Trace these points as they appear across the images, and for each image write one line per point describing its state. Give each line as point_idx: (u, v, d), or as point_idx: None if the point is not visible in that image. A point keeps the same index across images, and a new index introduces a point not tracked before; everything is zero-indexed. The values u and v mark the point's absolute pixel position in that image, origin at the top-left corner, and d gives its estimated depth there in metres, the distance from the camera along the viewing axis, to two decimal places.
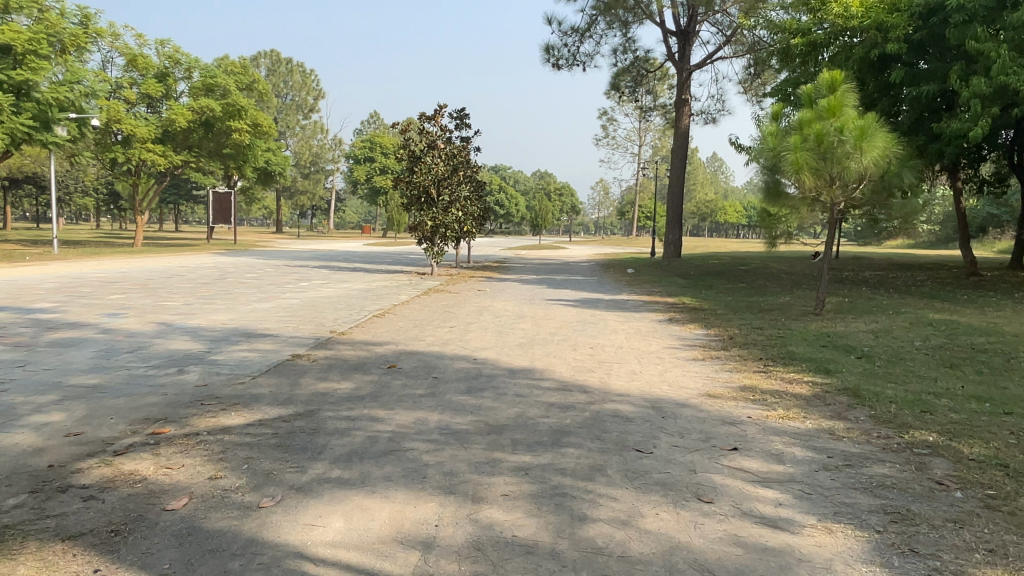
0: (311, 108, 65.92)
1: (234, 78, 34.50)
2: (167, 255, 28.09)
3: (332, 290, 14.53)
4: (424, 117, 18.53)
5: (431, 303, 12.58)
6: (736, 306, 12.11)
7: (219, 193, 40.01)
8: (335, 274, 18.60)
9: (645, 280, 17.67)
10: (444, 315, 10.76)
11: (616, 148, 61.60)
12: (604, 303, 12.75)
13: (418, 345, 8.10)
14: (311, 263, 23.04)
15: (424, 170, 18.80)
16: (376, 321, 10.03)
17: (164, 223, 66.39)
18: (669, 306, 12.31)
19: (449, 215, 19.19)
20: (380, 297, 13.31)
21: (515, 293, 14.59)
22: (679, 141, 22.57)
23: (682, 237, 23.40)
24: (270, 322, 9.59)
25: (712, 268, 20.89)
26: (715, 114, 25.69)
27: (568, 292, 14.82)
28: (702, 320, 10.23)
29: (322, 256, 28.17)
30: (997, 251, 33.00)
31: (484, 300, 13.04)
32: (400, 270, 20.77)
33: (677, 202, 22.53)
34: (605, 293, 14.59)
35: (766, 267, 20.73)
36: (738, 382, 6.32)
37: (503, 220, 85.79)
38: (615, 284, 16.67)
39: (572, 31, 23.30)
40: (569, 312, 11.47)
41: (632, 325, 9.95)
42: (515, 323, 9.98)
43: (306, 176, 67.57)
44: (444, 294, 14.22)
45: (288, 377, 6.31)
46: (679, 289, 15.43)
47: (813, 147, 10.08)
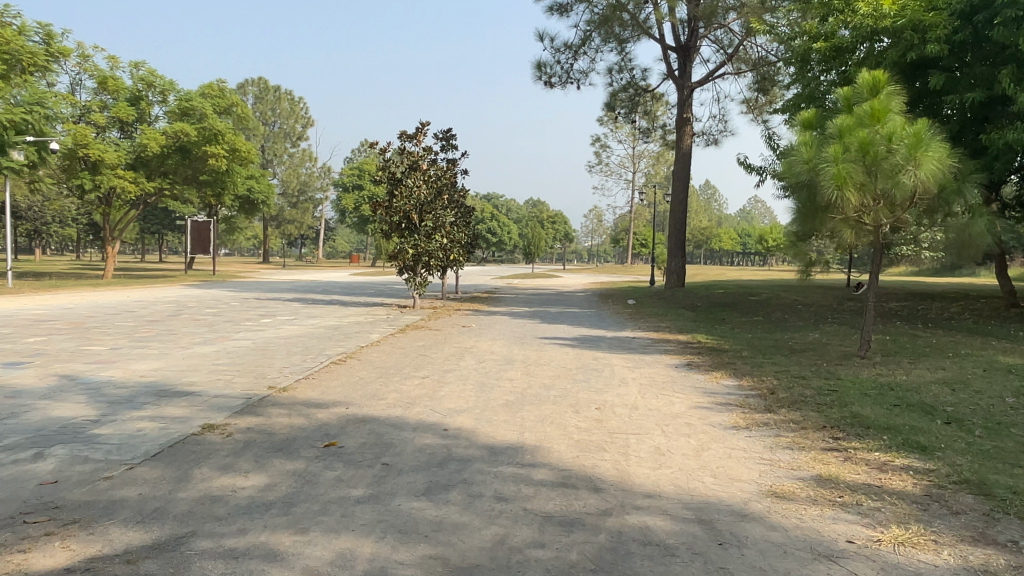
0: (299, 136, 64.63)
1: (211, 100, 33.02)
2: (134, 288, 26.19)
3: (295, 329, 12.70)
4: (404, 136, 16.87)
5: (405, 343, 10.77)
6: (762, 346, 10.37)
7: (197, 222, 38.27)
8: (306, 308, 16.78)
9: (649, 313, 15.93)
10: (417, 362, 8.95)
11: (610, 175, 60.47)
12: (606, 342, 10.96)
13: (375, 408, 6.29)
14: (285, 296, 21.21)
15: (405, 193, 17.07)
16: (332, 371, 8.21)
17: (147, 254, 64.51)
18: (683, 345, 10.55)
19: (433, 243, 17.43)
20: (346, 337, 11.51)
21: (504, 329, 12.81)
22: (680, 163, 21.03)
23: (685, 265, 21.69)
24: (199, 375, 7.77)
25: (721, 298, 19.18)
26: (718, 135, 24.17)
27: (564, 328, 13.04)
28: (729, 366, 8.46)
29: (300, 287, 26.31)
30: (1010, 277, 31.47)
31: (468, 339, 11.24)
32: (380, 303, 18.94)
33: (678, 227, 20.89)
34: (606, 329, 12.81)
35: (779, 298, 19.01)
36: (808, 468, 4.53)
37: (496, 249, 84.30)
38: (616, 318, 14.91)
39: (565, 48, 21.86)
40: (567, 354, 9.66)
41: (646, 372, 8.16)
42: (502, 372, 8.17)
43: (294, 206, 65.96)
44: (422, 332, 12.42)
45: (179, 468, 4.48)
46: (690, 324, 13.69)
47: (857, 159, 8.45)
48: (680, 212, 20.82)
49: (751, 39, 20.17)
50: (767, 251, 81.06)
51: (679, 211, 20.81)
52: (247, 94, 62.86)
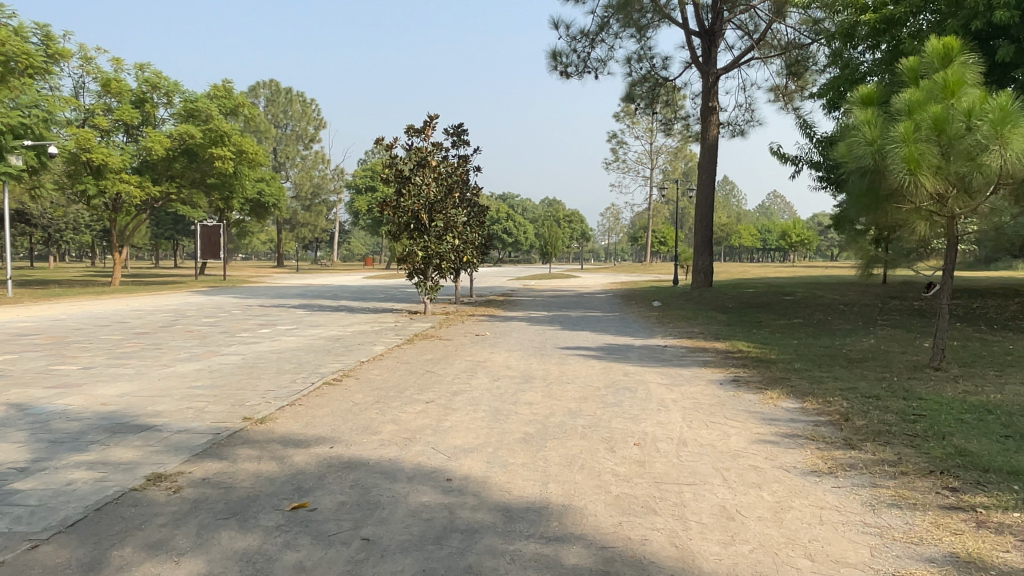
0: (312, 138, 63.95)
1: (217, 101, 32.18)
2: (139, 295, 25.34)
3: (294, 340, 11.64)
4: (411, 131, 15.78)
5: (410, 356, 9.65)
6: (813, 355, 9.14)
7: (207, 226, 37.51)
8: (309, 316, 15.74)
9: (678, 316, 14.72)
10: (422, 380, 7.83)
11: (627, 171, 59.25)
12: (636, 353, 9.77)
13: (366, 446, 5.17)
14: (291, 302, 20.20)
15: (414, 192, 15.95)
16: (323, 395, 7.09)
17: (162, 259, 64.08)
18: (723, 356, 9.33)
19: (444, 244, 16.31)
20: (347, 348, 10.41)
21: (521, 338, 11.65)
22: (706, 155, 19.81)
23: (713, 262, 20.43)
24: (167, 403, 6.70)
25: (753, 299, 17.91)
26: (744, 125, 22.87)
27: (587, 336, 11.86)
28: (784, 383, 7.26)
29: (309, 292, 25.32)
30: None
31: (480, 351, 10.10)
32: (389, 308, 17.86)
33: (705, 222, 19.67)
34: (634, 336, 11.60)
35: (817, 296, 17.73)
36: (934, 543, 3.36)
37: (511, 249, 83.18)
38: (644, 323, 13.72)
39: (581, 35, 20.69)
40: (593, 368, 8.49)
41: (687, 391, 6.99)
42: (519, 392, 7.02)
43: (307, 209, 65.16)
44: (431, 342, 11.30)
45: (92, 550, 3.37)
46: (724, 328, 12.47)
47: (930, 138, 7.20)
48: (706, 207, 19.59)
49: (780, 20, 18.86)
50: (788, 247, 79.38)
51: (706, 205, 19.59)
52: (259, 97, 62.38)
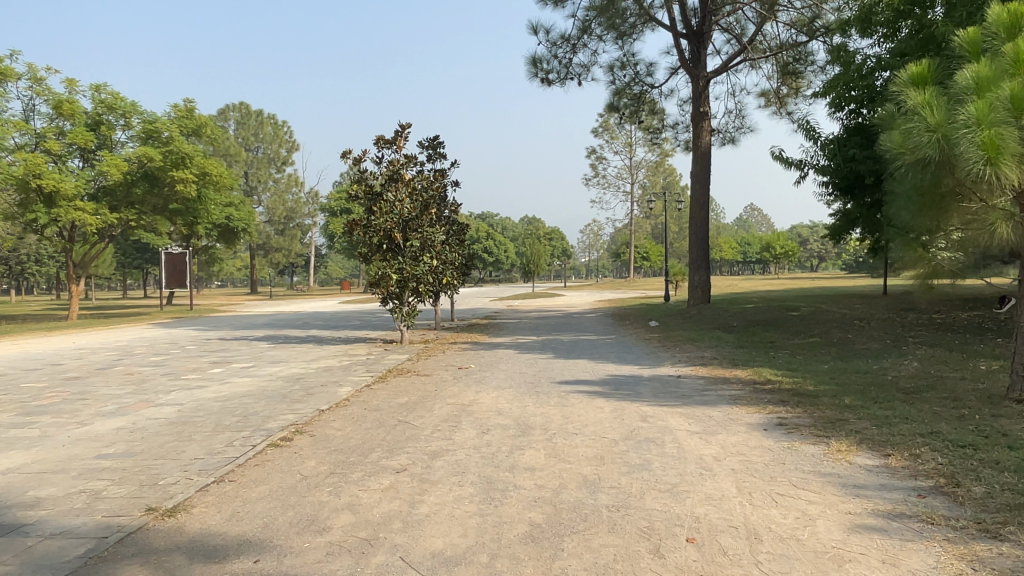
0: (284, 161, 62.31)
1: (178, 122, 30.36)
2: (92, 330, 23.39)
3: (248, 382, 10.00)
4: (381, 142, 14.29)
5: (381, 400, 8.10)
6: (859, 386, 7.74)
7: (172, 253, 35.58)
8: (272, 350, 14.06)
9: (682, 338, 13.29)
10: (393, 436, 6.26)
11: (607, 187, 58.35)
12: (648, 387, 8.30)
13: (308, 556, 3.64)
14: (256, 333, 18.48)
15: (386, 209, 14.41)
16: (264, 465, 5.52)
17: (129, 289, 61.60)
18: (753, 389, 7.88)
19: (421, 266, 14.78)
20: (307, 391, 8.81)
21: (510, 371, 10.10)
22: (699, 164, 18.59)
23: (710, 278, 19.11)
24: (55, 485, 5.07)
25: (757, 315, 16.56)
26: (734, 132, 21.68)
27: (586, 365, 10.35)
28: (844, 428, 5.83)
29: (278, 321, 23.58)
30: None
31: (465, 391, 8.56)
32: (363, 338, 16.24)
33: (700, 236, 18.46)
34: (640, 365, 10.10)
35: (826, 312, 16.37)
36: None
37: (492, 269, 81.70)
38: (646, 347, 12.26)
39: (562, 40, 19.44)
40: (602, 411, 6.99)
41: (728, 444, 5.52)
42: (515, 452, 5.50)
43: (281, 233, 63.20)
44: (408, 379, 9.74)
45: None
46: (739, 353, 11.03)
47: (1009, 118, 5.84)
48: (699, 220, 18.46)
49: (773, 18, 17.79)
50: (770, 259, 78.89)
51: (699, 219, 18.48)
52: (229, 120, 60.70)
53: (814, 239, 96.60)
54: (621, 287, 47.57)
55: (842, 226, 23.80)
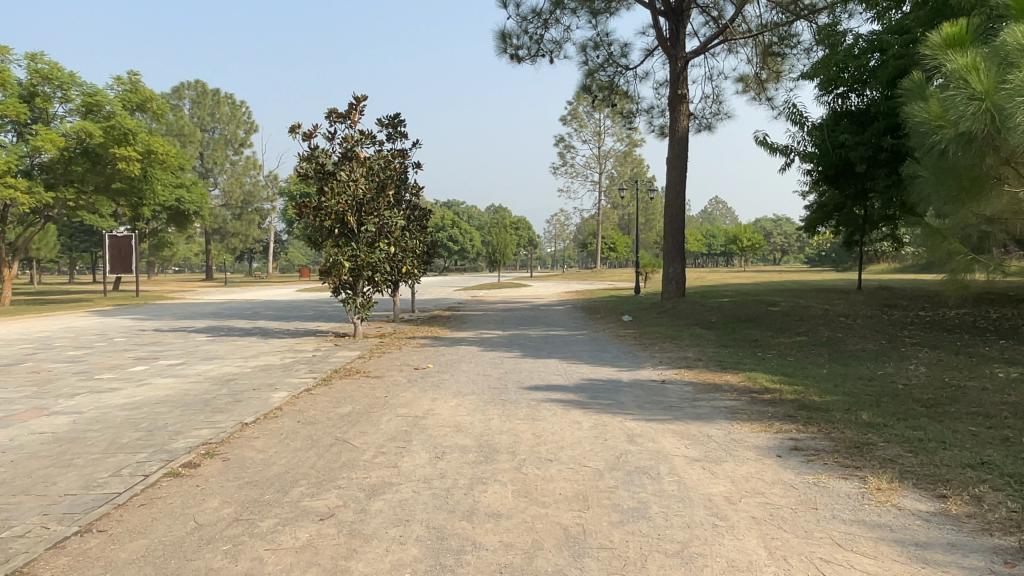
0: (242, 142, 59.93)
1: (121, 96, 28.07)
2: (20, 318, 21.54)
3: (170, 384, 8.66)
4: (333, 116, 12.91)
5: (320, 411, 6.88)
6: (873, 397, 6.78)
7: (116, 236, 33.43)
8: (209, 344, 12.67)
9: (659, 335, 12.29)
10: (326, 462, 5.08)
11: (575, 176, 57.51)
12: (630, 395, 7.23)
13: None
14: (197, 324, 16.98)
15: (339, 190, 13.03)
16: (151, 506, 4.28)
17: (76, 274, 58.69)
18: (751, 399, 6.86)
19: (376, 253, 13.47)
20: (235, 397, 7.54)
21: (473, 372, 8.94)
22: (675, 150, 17.59)
23: (684, 271, 18.19)
24: None
25: (736, 309, 15.70)
26: (711, 118, 20.70)
27: (557, 367, 9.23)
28: (875, 456, 4.82)
29: (226, 311, 22.02)
30: None
31: (420, 398, 7.38)
32: (313, 331, 14.90)
33: (675, 226, 17.52)
34: (618, 368, 9.03)
35: (807, 307, 15.56)
36: None
37: (457, 257, 80.24)
38: (622, 345, 11.23)
39: (533, 14, 18.24)
40: (580, 428, 5.88)
41: (739, 477, 4.47)
42: (475, 488, 4.36)
43: (238, 217, 60.81)
44: (356, 382, 8.51)
45: None
46: (725, 353, 10.05)
47: None
48: (675, 210, 17.56)
49: None
50: (736, 251, 79.18)
51: (675, 209, 17.57)
52: (184, 99, 58.09)
53: (777, 233, 97.56)
54: (587, 278, 46.76)
55: (816, 219, 23.10)
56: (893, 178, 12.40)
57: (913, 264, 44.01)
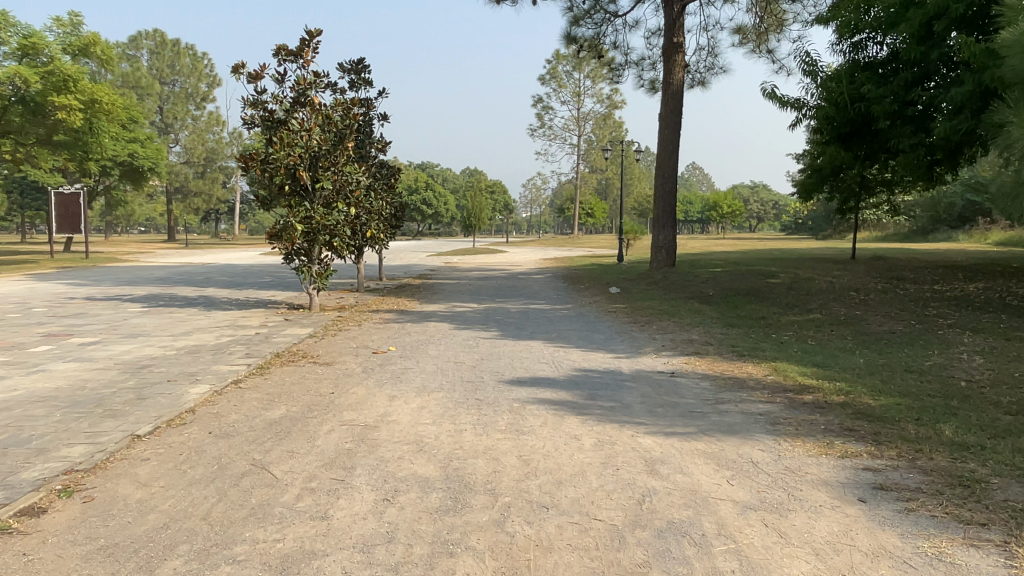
0: (204, 97, 56.79)
1: (59, 38, 24.89)
2: None
3: (67, 372, 7.03)
4: (282, 54, 11.05)
5: (244, 415, 5.35)
6: (940, 401, 5.45)
7: (63, 193, 30.90)
8: (139, 318, 10.97)
9: (653, 311, 10.90)
10: (226, 508, 3.58)
11: (553, 139, 55.63)
12: (636, 394, 5.80)
13: None
14: (137, 292, 15.19)
15: (290, 139, 11.23)
16: None
17: (27, 233, 55.58)
18: (789, 403, 5.48)
19: (334, 214, 11.76)
20: (139, 393, 5.97)
21: (442, 358, 7.44)
22: (670, 106, 15.97)
23: (676, 238, 16.76)
24: None
25: (732, 281, 14.38)
26: (705, 73, 19.08)
27: (542, 353, 7.76)
28: (998, 502, 3.47)
29: (176, 276, 20.13)
30: (1000, 246, 28.45)
31: (374, 397, 5.88)
32: (265, 301, 13.28)
33: (667, 188, 16.04)
34: (616, 354, 7.59)
35: (809, 279, 14.32)
36: None
37: (432, 221, 78.18)
38: (613, 323, 9.82)
39: None
40: (581, 448, 4.43)
41: (823, 546, 3.06)
42: (436, 567, 2.89)
43: (201, 176, 57.91)
44: (299, 371, 6.97)
45: None
46: (735, 335, 8.66)
47: None
48: (668, 171, 16.06)
49: None
50: (715, 218, 78.27)
51: (667, 170, 16.07)
52: (142, 49, 54.75)
53: (753, 200, 96.96)
54: (565, 245, 45.19)
55: (812, 185, 21.81)
56: (920, 135, 11.00)
57: (894, 233, 43.32)
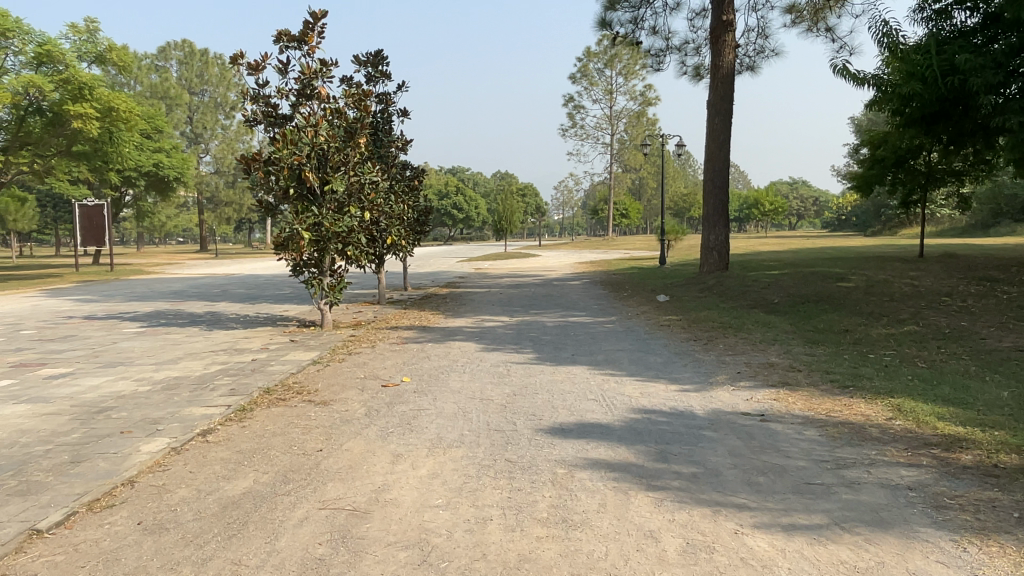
0: (234, 105, 56.05)
1: (74, 45, 24.14)
2: None
3: (10, 417, 5.74)
4: (285, 39, 9.75)
5: (197, 491, 3.99)
6: None
7: (86, 205, 30.29)
8: (130, 341, 9.75)
9: (714, 324, 9.36)
10: None
11: (585, 138, 53.98)
12: (724, 452, 4.29)
13: None
14: (143, 308, 14.08)
15: (295, 137, 9.91)
16: None
17: (61, 247, 55.77)
18: (944, 471, 3.92)
19: (347, 219, 10.40)
20: (74, 454, 4.66)
21: (467, 393, 6.02)
22: (721, 90, 14.35)
23: (728, 237, 15.11)
24: None
25: (797, 285, 12.73)
26: (755, 56, 17.41)
27: (589, 385, 6.27)
28: None
29: (193, 289, 19.04)
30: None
31: (373, 457, 4.47)
32: (275, 317, 12.03)
33: (718, 183, 14.47)
34: (680, 386, 6.08)
35: (886, 282, 12.60)
36: None
37: (463, 226, 77.05)
38: (669, 341, 8.30)
39: None
40: (665, 558, 2.95)
41: None
42: None
43: (231, 185, 57.46)
44: (288, 416, 5.60)
45: None
46: (824, 356, 7.08)
47: None
48: (719, 164, 14.46)
49: None
50: (755, 215, 75.67)
51: (717, 164, 14.49)
52: (170, 60, 54.70)
53: (793, 197, 93.89)
54: (600, 248, 43.24)
55: (872, 176, 19.95)
56: None
57: (951, 228, 40.74)
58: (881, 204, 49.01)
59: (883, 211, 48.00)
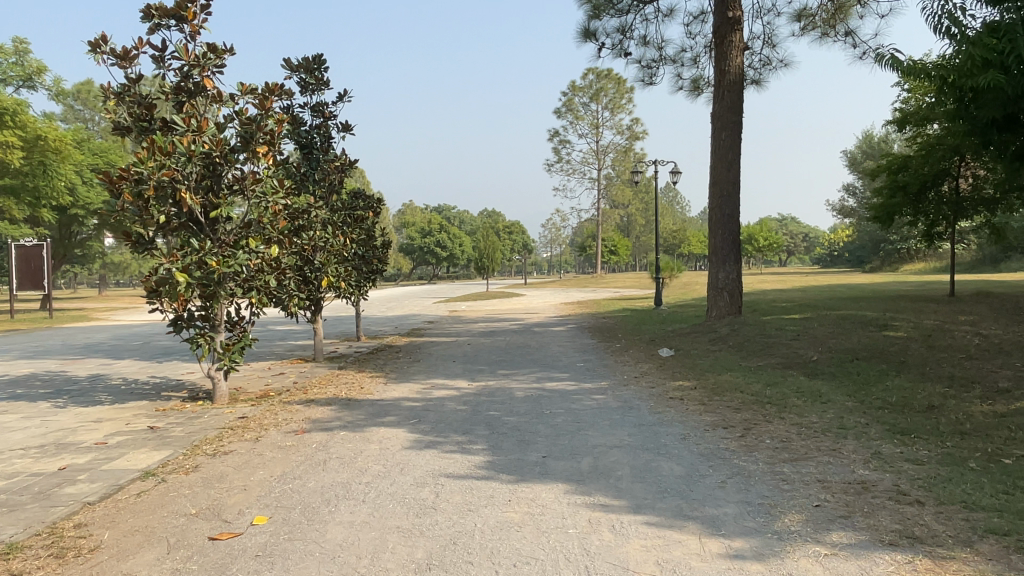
0: None
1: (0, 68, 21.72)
2: None
3: None
4: (157, 11, 7.22)
5: None
6: None
7: (23, 245, 27.52)
8: None
9: (743, 398, 6.72)
10: None
11: (573, 173, 52.00)
12: None
13: None
14: (16, 370, 11.20)
15: (168, 144, 7.23)
16: None
17: None
18: None
19: (242, 253, 7.69)
20: None
21: (343, 564, 3.33)
22: (729, 101, 11.99)
23: (740, 276, 12.59)
24: None
25: (831, 333, 10.18)
26: (761, 69, 15.20)
27: (564, 536, 3.60)
28: None
29: (112, 340, 16.18)
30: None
31: None
32: (167, 384, 9.24)
33: (727, 211, 12.09)
34: (731, 547, 3.39)
35: (944, 329, 10.11)
36: None
37: (447, 265, 74.48)
38: (683, 431, 5.63)
39: None
40: None
41: None
42: None
43: None
44: None
45: None
46: (943, 468, 4.42)
47: None
48: (727, 189, 12.08)
49: None
50: (746, 252, 73.72)
51: (726, 187, 12.11)
52: None
53: (784, 232, 92.08)
54: (588, 286, 40.69)
55: (892, 205, 17.51)
56: None
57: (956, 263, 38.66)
58: (879, 239, 47.05)
59: (882, 246, 46.11)
